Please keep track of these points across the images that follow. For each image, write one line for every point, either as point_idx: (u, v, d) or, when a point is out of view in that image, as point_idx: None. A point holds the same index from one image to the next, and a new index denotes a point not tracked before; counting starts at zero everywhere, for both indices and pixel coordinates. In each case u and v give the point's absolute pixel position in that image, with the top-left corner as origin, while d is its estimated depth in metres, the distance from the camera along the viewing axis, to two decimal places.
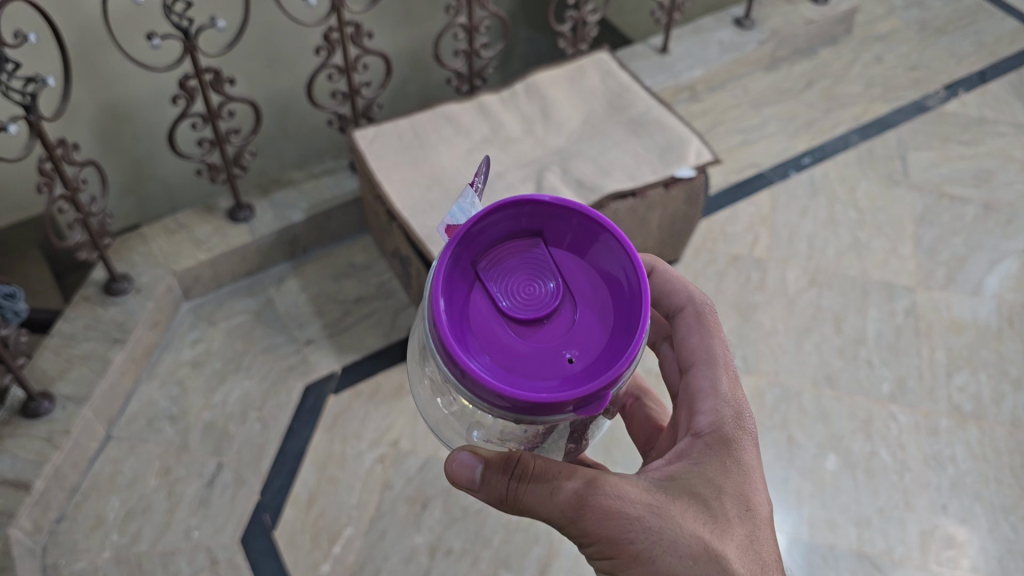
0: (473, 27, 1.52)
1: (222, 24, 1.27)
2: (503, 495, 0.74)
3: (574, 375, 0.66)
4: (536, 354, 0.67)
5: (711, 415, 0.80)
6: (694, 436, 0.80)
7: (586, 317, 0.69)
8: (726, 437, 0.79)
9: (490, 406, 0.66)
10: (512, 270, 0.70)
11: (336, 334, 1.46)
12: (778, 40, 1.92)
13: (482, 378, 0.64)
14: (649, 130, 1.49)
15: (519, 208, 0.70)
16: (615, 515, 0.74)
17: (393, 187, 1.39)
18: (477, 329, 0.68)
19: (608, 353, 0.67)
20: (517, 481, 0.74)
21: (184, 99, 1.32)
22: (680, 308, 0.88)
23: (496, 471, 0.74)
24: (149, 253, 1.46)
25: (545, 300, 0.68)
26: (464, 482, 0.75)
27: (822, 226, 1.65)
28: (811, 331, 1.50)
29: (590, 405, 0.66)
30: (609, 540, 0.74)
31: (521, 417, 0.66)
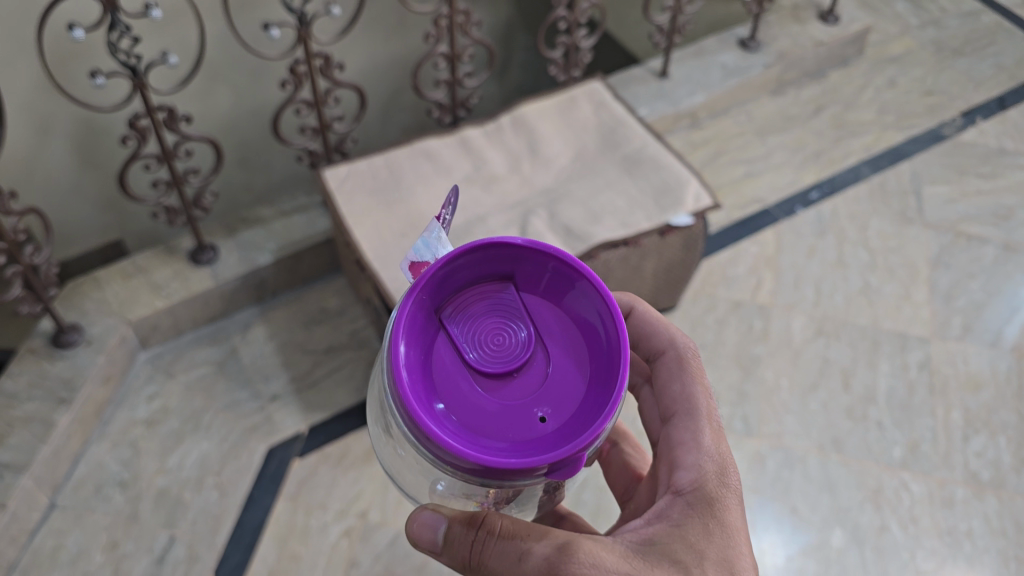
0: (455, 56, 1.40)
1: (174, 59, 1.15)
2: (468, 558, 0.67)
3: (547, 436, 0.60)
4: (505, 413, 0.61)
5: (692, 471, 0.72)
6: (674, 495, 0.72)
7: (560, 370, 0.63)
8: (710, 495, 0.71)
9: (456, 472, 0.60)
10: (479, 318, 0.63)
11: (303, 390, 1.36)
12: (786, 62, 1.80)
13: (446, 444, 0.58)
14: (644, 170, 1.37)
15: (485, 251, 0.63)
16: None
17: (363, 233, 1.28)
18: (443, 385, 0.62)
19: (583, 411, 0.61)
20: (481, 542, 0.66)
21: (135, 139, 1.21)
22: (659, 351, 0.78)
23: (461, 532, 0.67)
24: (103, 300, 1.36)
25: (514, 352, 0.62)
26: (425, 545, 0.68)
27: (830, 268, 1.54)
28: (818, 388, 1.38)
29: (565, 468, 0.60)
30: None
31: (489, 483, 0.60)
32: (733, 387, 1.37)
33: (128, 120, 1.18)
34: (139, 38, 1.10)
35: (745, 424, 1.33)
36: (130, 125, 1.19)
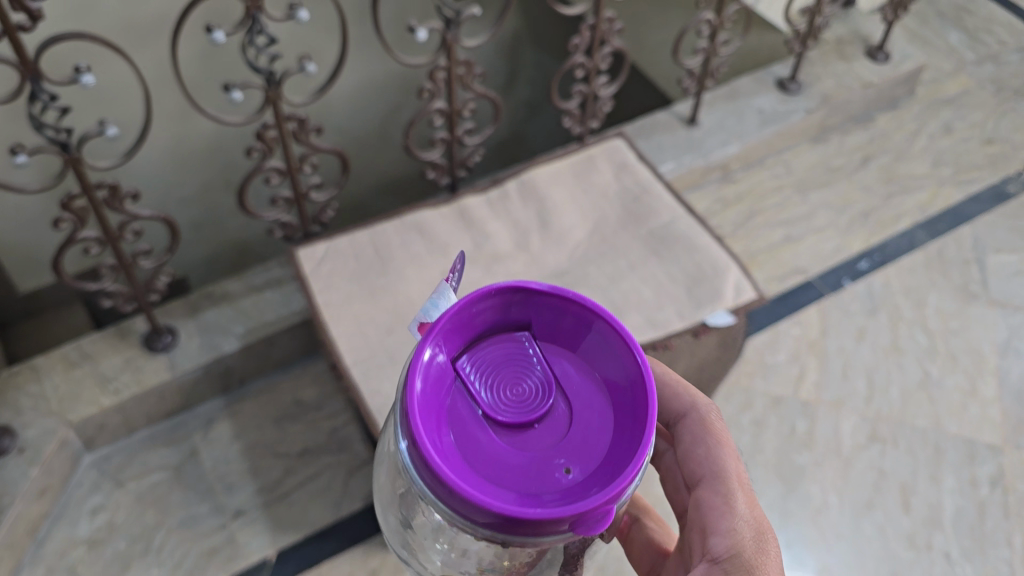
0: (454, 112, 1.20)
1: (114, 130, 0.95)
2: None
3: (575, 489, 0.48)
4: (523, 466, 0.49)
5: (728, 538, 0.62)
6: (709, 564, 0.62)
7: (588, 418, 0.51)
8: (749, 564, 0.61)
9: (469, 524, 0.47)
10: (494, 360, 0.52)
11: (272, 504, 1.17)
12: (830, 107, 1.60)
13: (461, 492, 0.46)
14: (674, 250, 1.16)
15: (500, 291, 0.52)
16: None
17: (342, 328, 1.08)
18: (454, 422, 0.50)
19: (615, 458, 0.49)
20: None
21: (70, 221, 1.02)
22: (678, 415, 0.69)
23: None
24: (41, 396, 1.17)
25: (535, 399, 0.50)
26: None
27: (884, 354, 1.34)
28: (873, 507, 1.19)
29: (594, 525, 0.47)
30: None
31: (508, 539, 0.48)
32: (773, 505, 1.18)
33: (61, 201, 0.99)
34: (68, 108, 0.91)
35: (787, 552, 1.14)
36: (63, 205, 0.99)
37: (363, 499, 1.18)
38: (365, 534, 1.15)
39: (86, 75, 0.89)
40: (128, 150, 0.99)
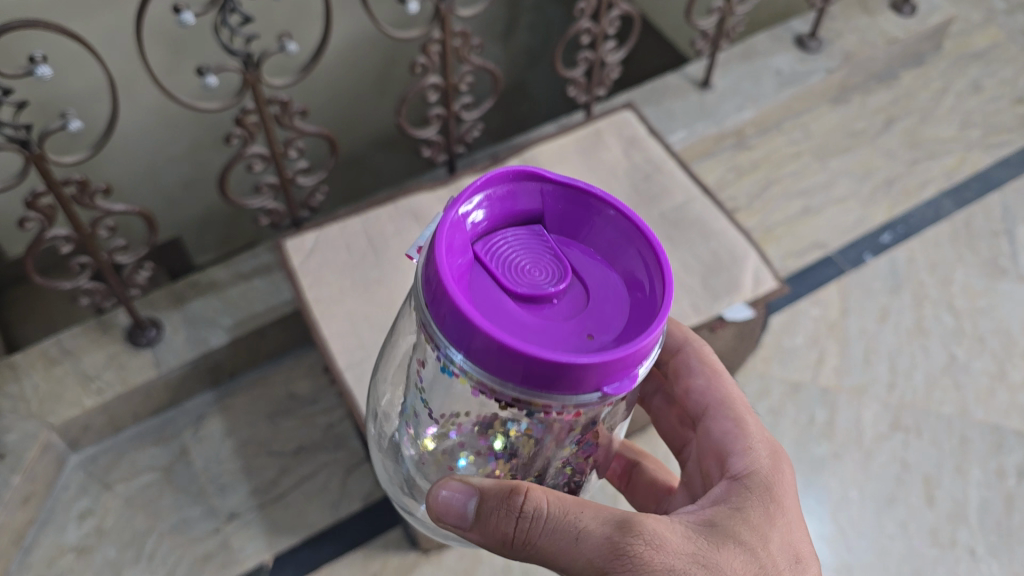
0: (450, 87, 1.11)
1: (78, 124, 0.87)
2: (512, 543, 0.55)
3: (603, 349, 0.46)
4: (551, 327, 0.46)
5: (745, 456, 0.65)
6: (729, 481, 0.64)
7: (607, 293, 0.49)
8: (767, 480, 0.63)
9: (504, 376, 0.45)
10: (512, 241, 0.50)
11: (267, 506, 1.12)
12: (851, 66, 1.50)
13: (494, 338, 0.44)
14: (689, 235, 1.08)
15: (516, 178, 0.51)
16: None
17: (334, 329, 1.01)
18: (479, 277, 0.47)
19: (639, 322, 0.47)
20: (524, 537, 0.54)
21: (38, 220, 0.94)
22: (674, 350, 0.72)
23: (495, 511, 0.54)
24: (20, 397, 1.10)
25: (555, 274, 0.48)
26: (450, 521, 0.55)
27: (907, 337, 1.27)
28: (895, 502, 1.14)
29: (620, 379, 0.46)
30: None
31: (544, 394, 0.45)
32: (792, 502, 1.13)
33: (26, 200, 0.91)
34: (25, 102, 0.82)
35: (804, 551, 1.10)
36: (29, 204, 0.91)
37: (362, 500, 1.13)
38: (365, 537, 1.10)
39: (41, 66, 0.80)
40: (95, 143, 0.91)
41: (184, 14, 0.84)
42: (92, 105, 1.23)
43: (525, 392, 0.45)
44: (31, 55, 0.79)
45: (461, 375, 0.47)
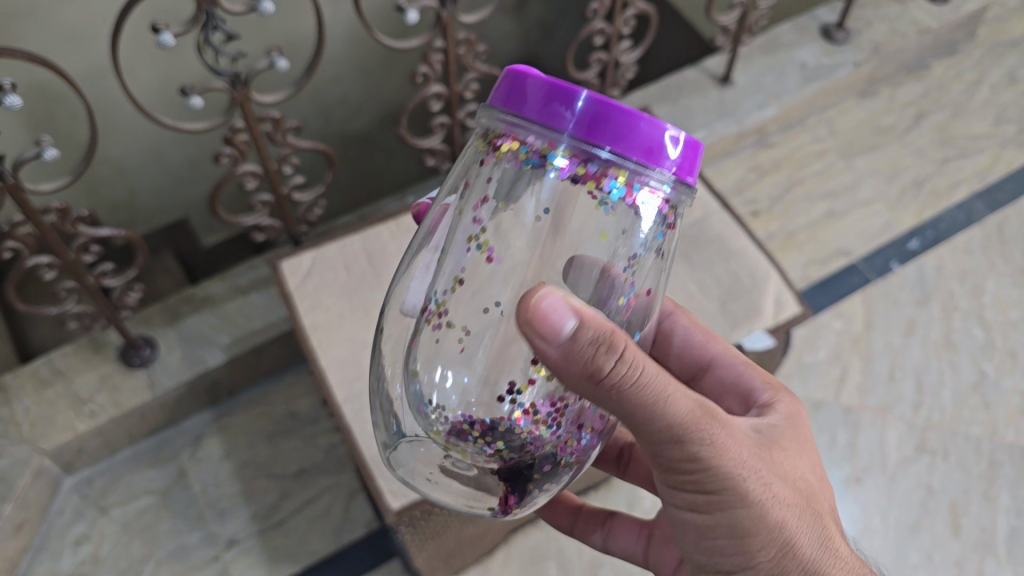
0: (454, 96, 1.05)
1: (54, 152, 0.81)
2: (600, 381, 0.47)
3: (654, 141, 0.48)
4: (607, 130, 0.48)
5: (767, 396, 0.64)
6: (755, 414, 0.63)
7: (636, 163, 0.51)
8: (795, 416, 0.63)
9: (568, 130, 0.46)
10: None
11: (267, 532, 1.08)
12: (880, 58, 1.42)
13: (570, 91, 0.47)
14: (706, 254, 1.02)
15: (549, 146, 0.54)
16: (724, 462, 0.52)
17: (333, 357, 0.96)
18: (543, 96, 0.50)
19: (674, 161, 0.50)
20: (618, 382, 0.47)
21: (17, 248, 0.89)
22: (667, 314, 0.71)
23: (595, 345, 0.45)
24: (10, 420, 1.05)
25: None
26: (538, 338, 0.45)
27: (934, 351, 1.21)
28: (919, 530, 1.08)
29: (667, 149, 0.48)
30: (711, 493, 0.53)
31: (604, 150, 0.46)
32: None
33: (4, 230, 0.85)
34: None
35: None
36: (7, 232, 0.86)
37: (365, 526, 1.09)
38: (368, 566, 1.06)
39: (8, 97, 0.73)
40: (75, 170, 0.85)
41: (163, 36, 0.77)
42: (68, 112, 1.21)
43: (586, 150, 0.46)
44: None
45: (519, 151, 0.48)
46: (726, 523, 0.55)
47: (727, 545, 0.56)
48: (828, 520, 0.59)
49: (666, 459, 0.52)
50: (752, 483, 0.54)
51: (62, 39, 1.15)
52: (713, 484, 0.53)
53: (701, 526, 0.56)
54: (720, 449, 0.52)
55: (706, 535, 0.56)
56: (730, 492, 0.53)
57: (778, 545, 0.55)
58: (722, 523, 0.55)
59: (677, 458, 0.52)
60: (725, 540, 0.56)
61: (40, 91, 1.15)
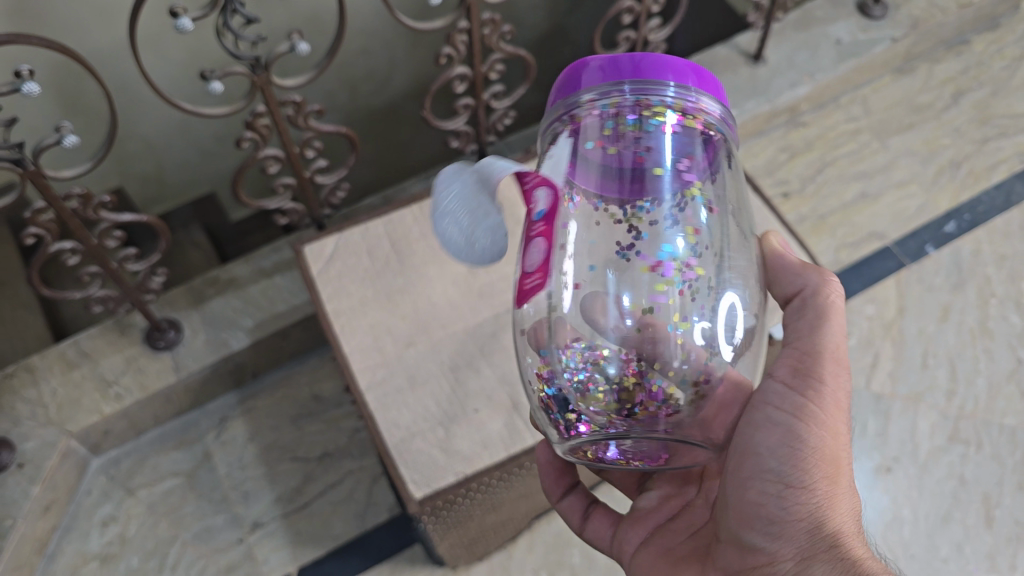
0: (480, 78, 1.03)
1: (74, 137, 0.80)
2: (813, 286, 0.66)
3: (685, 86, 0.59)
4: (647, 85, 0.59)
5: None
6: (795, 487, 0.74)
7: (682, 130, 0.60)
8: None
9: (632, 78, 0.57)
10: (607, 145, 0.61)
11: (292, 515, 1.09)
12: (918, 34, 1.38)
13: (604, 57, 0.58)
14: None
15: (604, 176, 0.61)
16: (844, 405, 0.63)
17: (355, 344, 0.95)
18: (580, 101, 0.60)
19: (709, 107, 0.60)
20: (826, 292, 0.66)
21: (40, 234, 0.89)
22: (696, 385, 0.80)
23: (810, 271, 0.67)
24: (39, 402, 1.06)
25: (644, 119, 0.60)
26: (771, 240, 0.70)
27: (970, 338, 1.18)
28: (951, 521, 1.05)
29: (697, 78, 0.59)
30: (823, 411, 0.62)
31: (668, 86, 0.57)
32: None
33: (25, 216, 0.85)
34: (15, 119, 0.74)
35: None
36: (29, 219, 0.85)
37: (389, 510, 1.09)
38: (391, 551, 1.07)
39: (28, 83, 0.72)
40: (97, 155, 0.84)
41: (182, 20, 0.75)
42: (88, 87, 1.20)
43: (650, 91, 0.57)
44: (17, 71, 0.71)
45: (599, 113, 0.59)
46: (812, 444, 0.62)
47: (801, 461, 0.62)
48: None
49: (811, 367, 0.63)
50: (846, 436, 0.63)
51: (92, 14, 1.13)
52: (831, 409, 0.62)
53: (791, 432, 0.62)
54: (844, 397, 0.64)
55: (790, 445, 0.62)
56: (835, 425, 0.63)
57: (835, 489, 0.62)
58: (813, 438, 0.62)
59: (818, 377, 0.63)
60: (806, 453, 0.62)
61: (61, 77, 1.16)
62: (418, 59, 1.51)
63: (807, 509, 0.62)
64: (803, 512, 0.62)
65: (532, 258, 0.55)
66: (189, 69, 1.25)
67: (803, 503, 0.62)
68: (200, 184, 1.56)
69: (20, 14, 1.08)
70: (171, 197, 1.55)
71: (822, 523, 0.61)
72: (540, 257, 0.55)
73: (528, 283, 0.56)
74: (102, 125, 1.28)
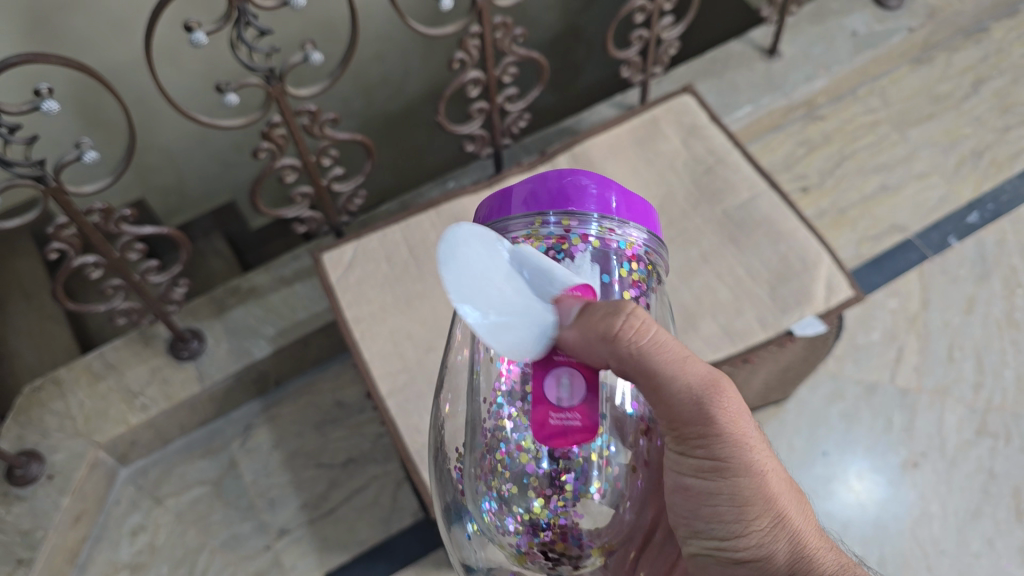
0: (492, 81, 1.03)
1: (93, 152, 0.80)
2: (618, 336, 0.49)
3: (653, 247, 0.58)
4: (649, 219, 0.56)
5: None
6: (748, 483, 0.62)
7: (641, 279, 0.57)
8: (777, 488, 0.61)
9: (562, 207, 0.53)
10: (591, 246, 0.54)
11: (318, 521, 1.10)
12: (936, 23, 1.36)
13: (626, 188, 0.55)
14: (755, 237, 1.00)
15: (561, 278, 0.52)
16: (736, 419, 0.54)
17: (376, 350, 0.96)
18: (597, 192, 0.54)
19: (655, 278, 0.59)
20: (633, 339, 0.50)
21: (63, 249, 0.90)
22: None
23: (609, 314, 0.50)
24: (67, 415, 1.07)
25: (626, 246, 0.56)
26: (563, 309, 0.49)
27: (996, 329, 1.17)
28: (981, 516, 1.04)
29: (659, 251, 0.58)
30: (725, 461, 0.55)
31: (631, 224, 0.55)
32: (868, 515, 1.05)
33: (48, 232, 0.86)
34: (35, 136, 0.75)
35: (879, 569, 1.01)
36: (52, 234, 0.86)
37: (413, 514, 1.10)
38: (416, 555, 1.07)
39: (47, 101, 0.72)
40: (115, 171, 0.84)
41: (196, 35, 0.75)
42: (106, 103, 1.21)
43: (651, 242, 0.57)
44: (36, 89, 0.71)
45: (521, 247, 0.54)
46: (727, 493, 0.55)
47: (731, 524, 0.56)
48: (791, 517, 0.57)
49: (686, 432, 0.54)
50: (760, 455, 0.56)
51: (107, 28, 1.14)
52: (717, 438, 0.54)
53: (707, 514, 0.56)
54: (733, 409, 0.54)
55: (709, 506, 0.56)
56: (728, 418, 0.54)
57: (771, 515, 0.56)
58: (728, 490, 0.55)
59: (685, 423, 0.54)
60: (715, 501, 0.56)
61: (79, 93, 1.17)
62: (429, 65, 1.52)
63: (752, 556, 0.57)
64: (752, 558, 0.57)
65: (561, 391, 0.49)
66: (205, 83, 1.26)
67: (746, 552, 0.57)
68: (220, 194, 1.57)
69: (37, 29, 1.09)
70: (194, 206, 1.56)
71: (771, 558, 0.57)
72: (581, 395, 0.49)
73: (556, 419, 0.49)
74: (120, 139, 1.29)
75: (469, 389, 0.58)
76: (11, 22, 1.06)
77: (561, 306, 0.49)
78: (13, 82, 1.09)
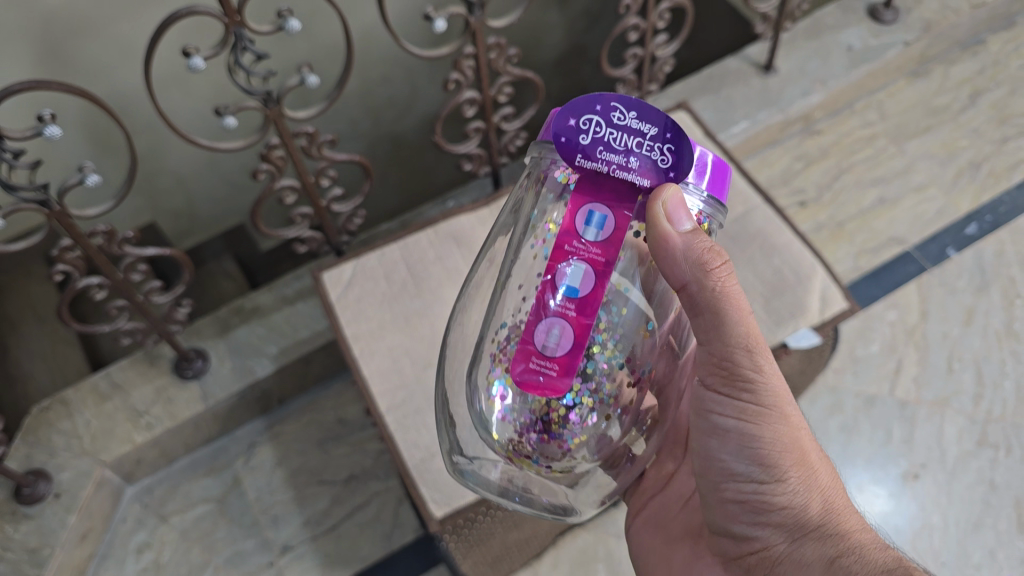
0: (487, 101, 1.04)
1: (95, 176, 0.81)
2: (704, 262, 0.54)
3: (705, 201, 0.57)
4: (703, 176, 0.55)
5: None
6: None
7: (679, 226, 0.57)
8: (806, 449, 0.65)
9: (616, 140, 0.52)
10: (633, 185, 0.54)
11: (320, 538, 1.11)
12: (932, 36, 1.37)
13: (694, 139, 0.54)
14: (750, 252, 1.00)
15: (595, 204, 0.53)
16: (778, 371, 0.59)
17: (374, 367, 0.97)
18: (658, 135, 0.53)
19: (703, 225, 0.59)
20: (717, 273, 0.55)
21: (68, 270, 0.91)
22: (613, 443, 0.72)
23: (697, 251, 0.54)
24: (74, 433, 1.09)
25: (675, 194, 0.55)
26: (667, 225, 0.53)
27: (996, 340, 1.17)
28: (982, 527, 1.04)
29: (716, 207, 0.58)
30: (767, 406, 0.59)
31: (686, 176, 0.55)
32: None
33: (52, 254, 0.88)
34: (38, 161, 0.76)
35: None
36: (56, 256, 0.88)
37: (414, 531, 1.11)
38: (416, 571, 1.08)
39: (48, 127, 0.73)
40: (116, 195, 0.86)
41: (194, 60, 0.76)
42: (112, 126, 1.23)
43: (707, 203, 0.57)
44: (38, 115, 0.73)
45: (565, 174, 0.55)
46: (767, 436, 0.60)
47: (769, 466, 0.60)
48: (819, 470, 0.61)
49: (736, 373, 0.58)
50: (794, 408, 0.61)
51: (116, 53, 1.17)
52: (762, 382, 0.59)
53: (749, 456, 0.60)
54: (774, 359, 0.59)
55: (750, 447, 0.60)
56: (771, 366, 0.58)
57: (806, 465, 0.60)
58: (767, 433, 0.60)
59: (737, 367, 0.58)
60: (758, 443, 0.60)
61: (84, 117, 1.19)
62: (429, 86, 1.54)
63: (787, 499, 0.60)
64: (786, 503, 0.60)
65: (550, 337, 0.53)
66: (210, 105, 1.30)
67: (783, 495, 0.60)
68: (225, 215, 1.59)
69: (50, 58, 1.12)
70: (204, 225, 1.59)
71: (805, 505, 0.60)
72: (567, 348, 0.53)
73: (536, 362, 0.53)
74: (123, 160, 1.32)
75: (501, 291, 0.60)
76: (22, 50, 1.09)
77: (664, 195, 0.52)
78: (22, 108, 1.12)
